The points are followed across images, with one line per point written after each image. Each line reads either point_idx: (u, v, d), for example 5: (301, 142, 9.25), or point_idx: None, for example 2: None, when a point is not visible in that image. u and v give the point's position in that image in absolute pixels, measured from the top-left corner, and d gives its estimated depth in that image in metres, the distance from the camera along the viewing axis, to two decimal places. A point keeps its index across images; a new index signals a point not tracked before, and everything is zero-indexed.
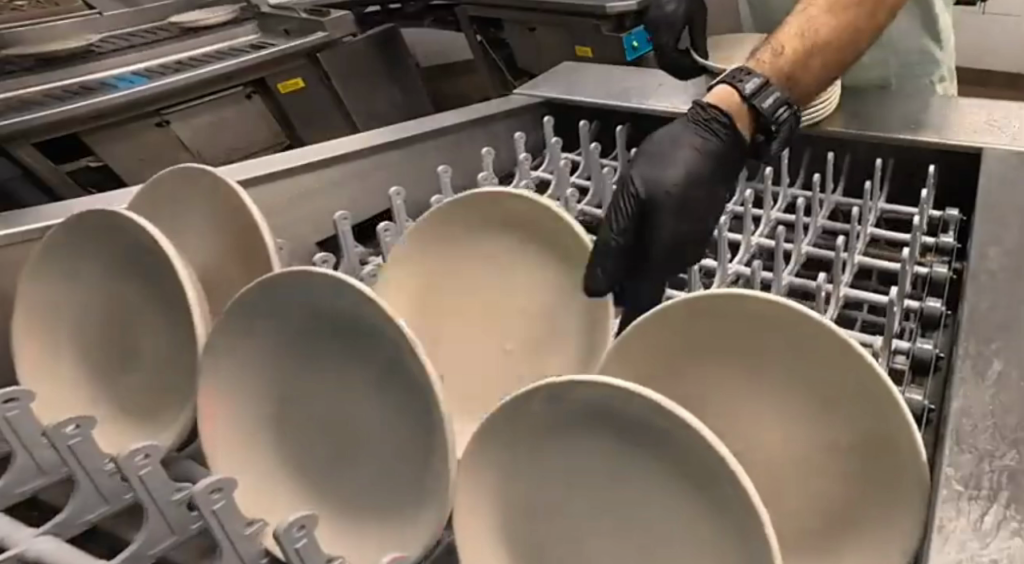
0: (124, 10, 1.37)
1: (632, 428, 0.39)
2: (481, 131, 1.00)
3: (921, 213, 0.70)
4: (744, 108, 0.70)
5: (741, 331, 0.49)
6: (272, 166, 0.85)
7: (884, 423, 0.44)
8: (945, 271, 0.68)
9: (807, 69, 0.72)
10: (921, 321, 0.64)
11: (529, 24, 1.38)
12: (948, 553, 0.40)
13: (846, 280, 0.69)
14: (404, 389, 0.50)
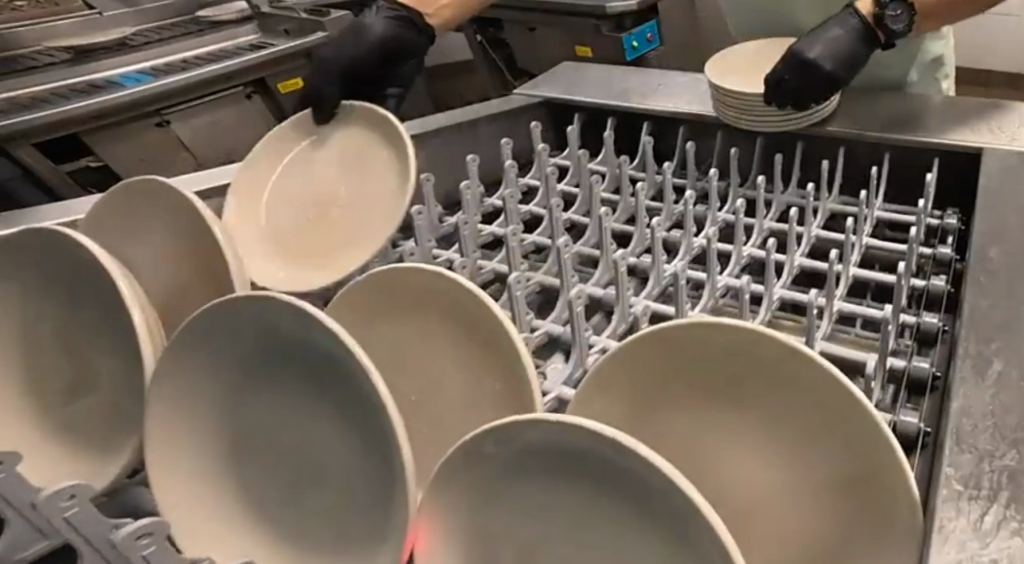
0: (124, 11, 1.35)
1: (593, 463, 0.38)
2: (482, 131, 1.01)
3: (920, 223, 0.69)
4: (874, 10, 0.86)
5: (716, 360, 0.46)
6: None
7: (870, 455, 0.42)
8: (943, 284, 0.68)
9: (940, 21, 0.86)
10: (917, 337, 0.63)
11: (528, 24, 1.39)
12: (948, 553, 0.41)
13: (840, 294, 0.68)
14: (358, 416, 0.49)
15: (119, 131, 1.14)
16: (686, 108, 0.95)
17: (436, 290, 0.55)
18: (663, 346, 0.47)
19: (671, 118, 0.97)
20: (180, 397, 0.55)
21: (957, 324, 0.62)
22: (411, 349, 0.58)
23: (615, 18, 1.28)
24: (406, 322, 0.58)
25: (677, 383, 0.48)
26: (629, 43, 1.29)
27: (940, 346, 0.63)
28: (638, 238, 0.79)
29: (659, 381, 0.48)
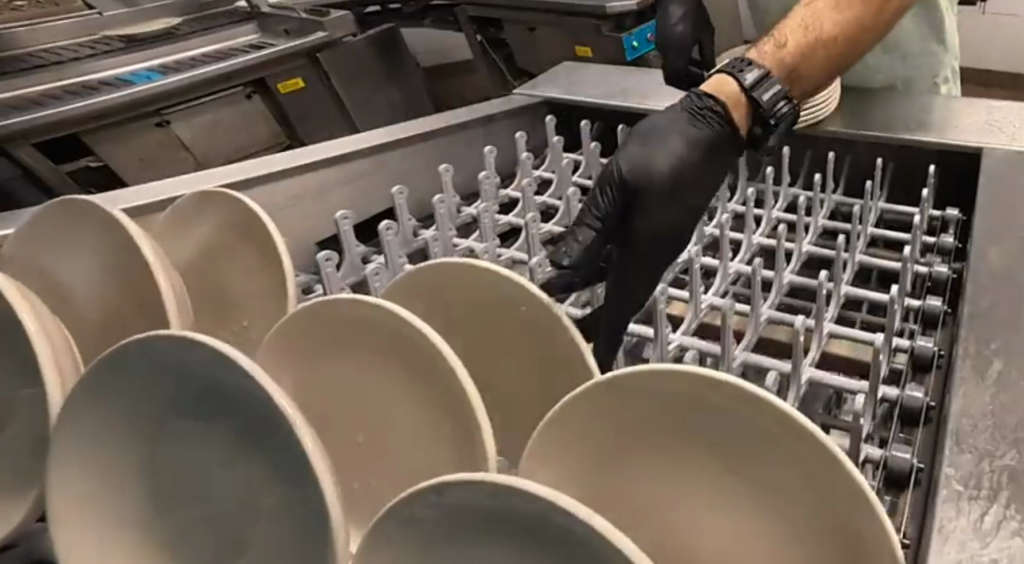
0: (124, 10, 1.36)
1: (531, 531, 0.32)
2: (481, 131, 1.01)
3: (922, 213, 0.71)
4: (743, 98, 0.72)
5: (675, 419, 0.36)
6: (270, 166, 0.85)
7: (854, 506, 0.33)
8: (939, 305, 0.66)
9: (811, 61, 0.73)
10: (912, 362, 0.61)
11: (529, 24, 1.39)
12: (948, 553, 0.41)
13: (847, 279, 0.70)
14: (265, 466, 0.42)
15: (120, 131, 1.15)
16: None
17: (358, 321, 0.48)
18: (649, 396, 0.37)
19: None
20: (81, 451, 0.49)
21: (954, 349, 0.60)
22: (345, 387, 0.49)
23: (615, 18, 1.28)
24: (337, 358, 0.50)
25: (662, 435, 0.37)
26: (629, 43, 1.30)
27: (935, 371, 0.61)
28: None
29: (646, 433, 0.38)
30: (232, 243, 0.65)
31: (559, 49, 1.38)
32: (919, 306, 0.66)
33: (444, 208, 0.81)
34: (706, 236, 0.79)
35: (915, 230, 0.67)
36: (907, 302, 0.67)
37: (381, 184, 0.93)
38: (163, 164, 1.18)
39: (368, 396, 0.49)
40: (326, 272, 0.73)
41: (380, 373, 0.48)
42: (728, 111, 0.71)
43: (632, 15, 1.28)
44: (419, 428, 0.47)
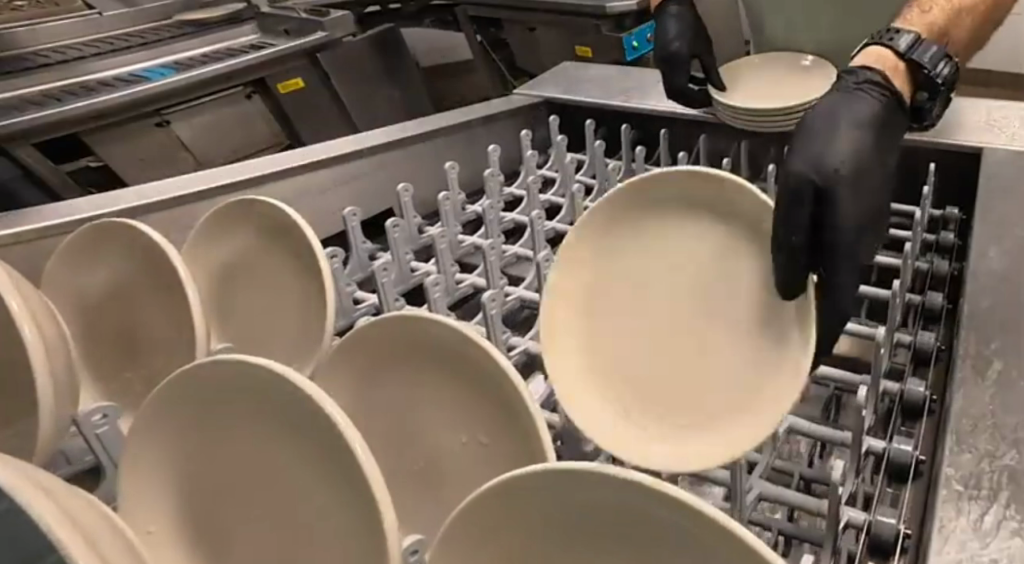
0: (123, 10, 1.36)
1: None
2: (481, 131, 1.01)
3: (916, 238, 0.68)
4: (901, 67, 0.63)
5: (609, 520, 0.34)
6: (268, 168, 0.85)
7: None
8: (932, 341, 0.62)
9: (956, 28, 0.66)
10: (902, 408, 0.58)
11: (529, 24, 1.39)
12: (947, 553, 0.41)
13: (854, 281, 0.70)
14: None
15: (120, 131, 1.15)
16: (683, 110, 0.96)
17: (264, 387, 0.44)
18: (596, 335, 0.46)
19: (671, 118, 0.97)
20: None
21: (946, 394, 0.56)
22: (248, 456, 0.46)
23: (615, 18, 1.28)
24: (240, 423, 0.46)
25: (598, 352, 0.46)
26: (629, 43, 1.30)
27: (925, 417, 0.58)
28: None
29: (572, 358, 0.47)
30: (166, 273, 0.64)
31: (559, 48, 1.38)
32: (911, 338, 0.63)
33: (401, 230, 0.78)
34: None
35: (905, 262, 0.64)
36: (898, 336, 0.63)
37: (381, 184, 0.93)
38: (164, 163, 1.18)
39: (258, 467, 0.46)
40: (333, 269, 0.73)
41: (284, 446, 0.44)
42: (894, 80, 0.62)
43: (632, 15, 1.28)
44: (317, 509, 0.43)
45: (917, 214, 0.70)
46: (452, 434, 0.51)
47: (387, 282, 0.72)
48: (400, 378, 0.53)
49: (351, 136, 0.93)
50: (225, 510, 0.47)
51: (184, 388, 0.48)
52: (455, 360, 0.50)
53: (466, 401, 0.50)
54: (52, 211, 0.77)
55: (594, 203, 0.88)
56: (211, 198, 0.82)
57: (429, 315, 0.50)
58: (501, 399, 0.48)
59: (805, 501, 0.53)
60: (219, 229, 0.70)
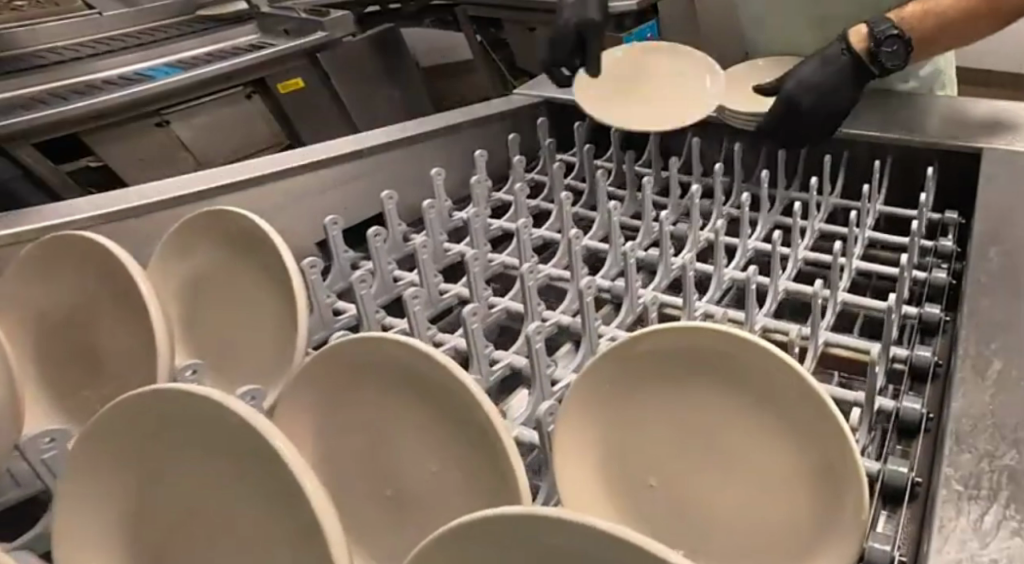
0: (124, 10, 1.36)
1: None
2: (482, 131, 1.01)
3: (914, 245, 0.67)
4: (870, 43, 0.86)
5: None
6: (269, 167, 0.86)
7: None
8: (929, 356, 0.60)
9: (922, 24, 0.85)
10: (897, 427, 0.56)
11: (529, 24, 1.39)
12: (947, 553, 0.41)
13: (844, 286, 0.69)
14: None
15: (122, 131, 1.15)
16: (683, 110, 0.96)
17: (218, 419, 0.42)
18: (630, 344, 0.46)
19: (672, 118, 0.97)
20: None
21: (944, 410, 0.55)
22: (208, 484, 0.45)
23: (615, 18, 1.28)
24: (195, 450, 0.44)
25: (635, 365, 0.47)
26: (629, 43, 1.30)
27: (922, 437, 0.55)
28: (644, 232, 0.79)
29: (616, 371, 0.48)
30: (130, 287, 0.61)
31: None
32: (907, 352, 0.62)
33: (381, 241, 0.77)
34: (702, 241, 0.78)
35: (903, 274, 0.63)
36: (894, 351, 0.61)
37: (382, 184, 0.93)
38: (164, 163, 1.18)
39: (218, 499, 0.44)
40: (310, 279, 0.73)
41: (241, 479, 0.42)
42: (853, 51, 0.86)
43: (632, 15, 1.28)
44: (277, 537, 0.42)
45: (913, 222, 0.70)
46: (421, 462, 0.48)
47: (365, 294, 0.70)
48: (369, 404, 0.50)
49: (348, 137, 0.93)
50: (189, 539, 0.46)
51: (134, 417, 0.46)
52: (427, 387, 0.47)
53: (437, 428, 0.47)
54: (49, 212, 0.77)
55: (588, 208, 0.87)
56: (211, 198, 0.82)
57: (394, 337, 0.48)
58: (470, 428, 0.45)
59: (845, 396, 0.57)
60: (187, 242, 0.68)
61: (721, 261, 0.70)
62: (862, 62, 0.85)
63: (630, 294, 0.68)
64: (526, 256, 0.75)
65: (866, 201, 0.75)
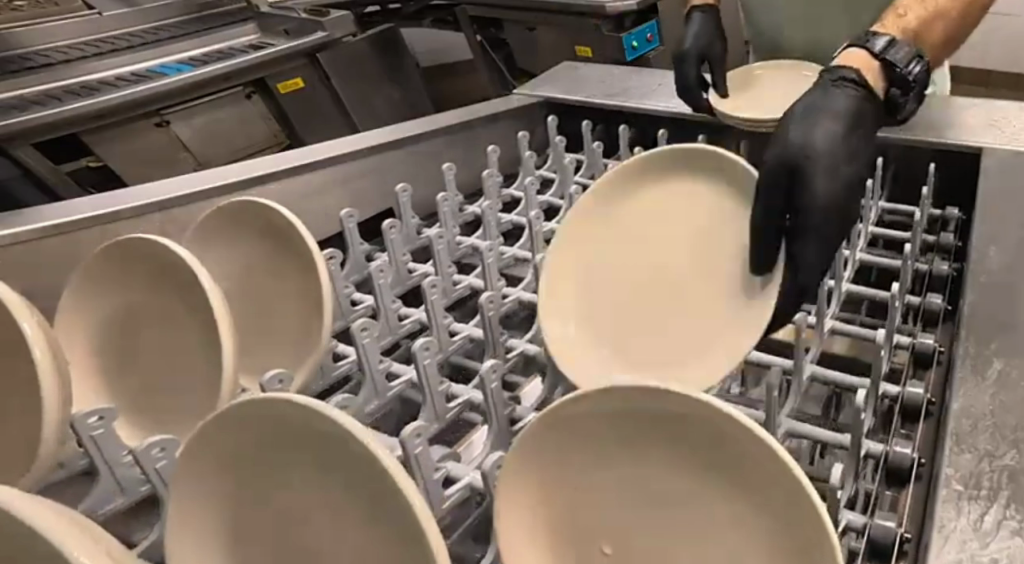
0: (124, 10, 1.35)
1: None
2: (482, 131, 1.01)
3: (906, 272, 0.64)
4: (874, 63, 0.72)
5: None
6: (266, 168, 0.86)
7: None
8: (923, 394, 0.58)
9: (931, 29, 0.75)
10: (886, 470, 0.54)
11: (528, 24, 1.40)
12: (948, 553, 0.41)
13: (833, 313, 0.67)
14: None
15: (123, 131, 1.15)
16: (684, 109, 0.96)
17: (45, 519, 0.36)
18: (557, 409, 0.42)
19: (671, 118, 0.98)
20: None
21: (936, 457, 0.52)
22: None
23: (615, 18, 1.28)
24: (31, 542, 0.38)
25: (570, 429, 0.42)
26: (629, 43, 1.30)
27: (914, 483, 0.53)
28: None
29: (552, 436, 0.43)
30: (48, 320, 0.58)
31: (559, 48, 1.38)
32: (899, 389, 0.58)
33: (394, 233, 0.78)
34: None
35: (893, 302, 0.58)
36: (885, 388, 0.58)
37: (382, 182, 0.93)
38: (163, 164, 1.19)
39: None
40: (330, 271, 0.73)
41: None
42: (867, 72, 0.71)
43: (631, 15, 1.28)
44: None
45: (905, 244, 0.66)
46: (338, 533, 0.41)
47: (382, 284, 0.71)
48: (281, 467, 0.43)
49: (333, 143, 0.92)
50: None
51: None
52: (335, 453, 0.40)
53: (351, 497, 0.41)
54: (45, 212, 0.77)
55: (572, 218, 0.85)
56: (210, 198, 0.82)
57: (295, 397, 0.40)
58: (390, 506, 0.39)
59: (829, 435, 0.56)
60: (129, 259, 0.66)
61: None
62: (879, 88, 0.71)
63: None
64: (495, 281, 0.74)
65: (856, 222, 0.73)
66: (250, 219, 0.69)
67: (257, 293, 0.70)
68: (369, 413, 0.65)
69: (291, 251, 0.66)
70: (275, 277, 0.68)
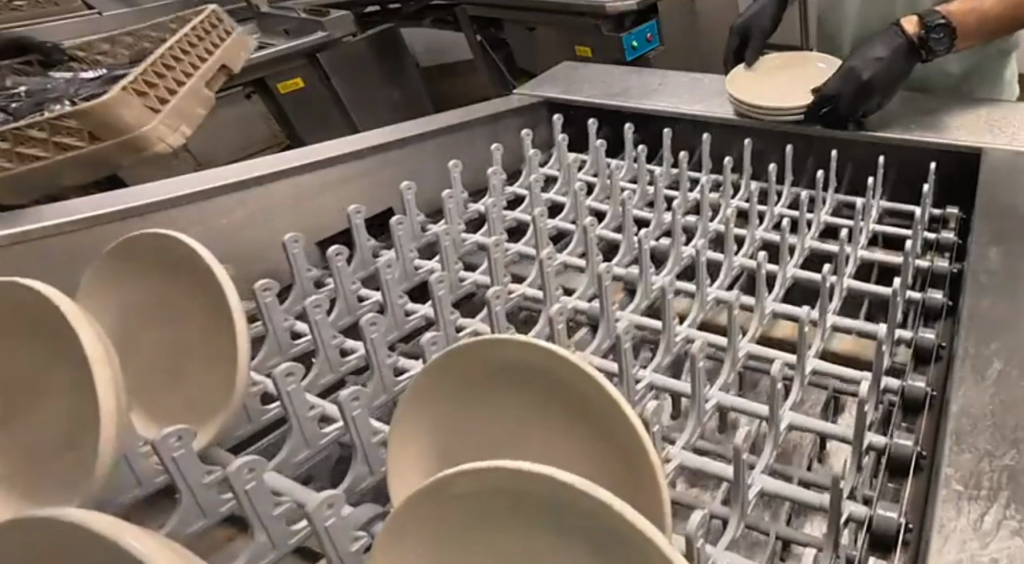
0: (123, 10, 1.35)
1: None
2: (481, 131, 1.01)
3: (893, 299, 0.61)
4: (919, 32, 0.91)
5: None
6: (267, 168, 0.86)
7: None
8: (910, 445, 0.54)
9: (973, 28, 0.90)
10: (871, 537, 0.50)
11: (528, 24, 1.40)
12: (948, 553, 0.41)
13: (813, 351, 0.63)
14: None
15: None
16: (689, 107, 0.96)
17: None
18: (446, 478, 0.36)
19: (675, 117, 0.97)
20: None
21: (924, 520, 0.49)
22: None
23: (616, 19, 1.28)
24: None
25: (459, 507, 0.36)
26: (629, 43, 1.30)
27: (900, 549, 0.49)
28: (588, 279, 0.74)
29: (437, 513, 0.37)
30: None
31: (559, 48, 1.38)
32: (883, 439, 0.55)
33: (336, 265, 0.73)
34: (683, 258, 0.76)
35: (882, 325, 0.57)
36: (870, 439, 0.54)
37: (382, 182, 0.93)
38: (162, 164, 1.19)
39: None
40: (263, 304, 0.68)
41: None
42: (910, 34, 0.90)
43: (632, 15, 1.29)
44: None
45: (903, 253, 0.65)
46: None
47: (319, 320, 0.67)
48: None
49: (335, 142, 0.92)
50: None
51: None
52: None
53: None
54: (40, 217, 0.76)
55: (568, 222, 0.84)
56: (208, 195, 0.82)
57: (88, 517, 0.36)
58: None
59: (806, 495, 0.51)
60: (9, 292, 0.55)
61: (669, 320, 0.64)
62: (913, 46, 0.90)
63: (606, 318, 0.67)
64: (446, 315, 0.69)
65: (859, 217, 0.74)
66: (167, 260, 0.60)
67: (156, 336, 0.62)
68: (298, 464, 0.61)
69: (212, 306, 0.58)
70: (198, 330, 0.59)
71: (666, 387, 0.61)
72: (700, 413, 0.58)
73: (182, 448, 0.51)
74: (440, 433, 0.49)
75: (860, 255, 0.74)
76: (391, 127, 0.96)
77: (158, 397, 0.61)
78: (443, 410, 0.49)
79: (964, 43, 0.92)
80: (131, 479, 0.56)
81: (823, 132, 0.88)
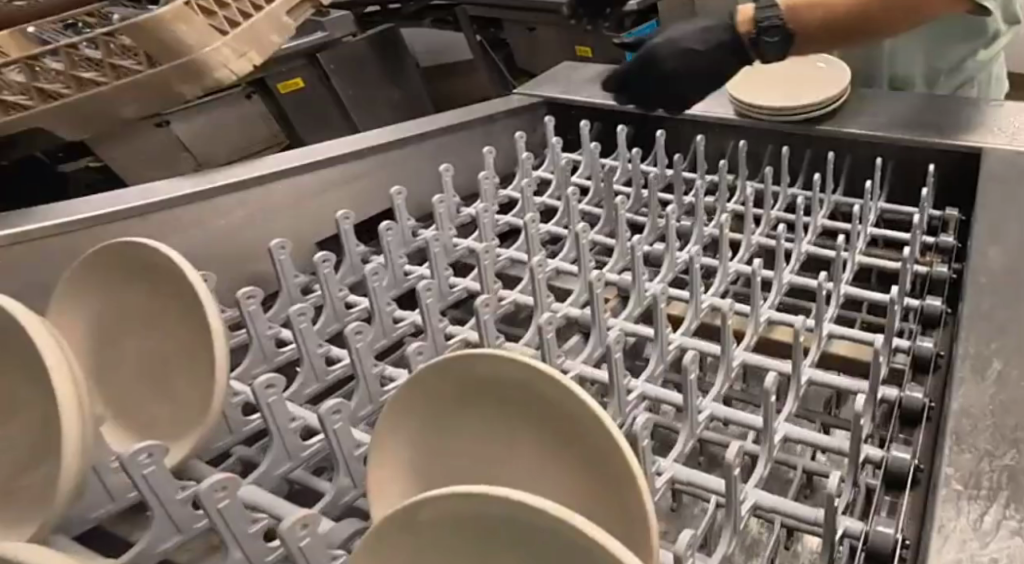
0: None
1: None
2: (481, 131, 1.02)
3: (906, 272, 0.64)
4: (751, 25, 0.87)
5: None
6: (268, 169, 0.86)
7: None
8: (907, 458, 0.51)
9: (812, 31, 0.84)
10: (866, 554, 0.48)
11: (528, 25, 1.41)
12: (948, 552, 0.42)
13: (831, 315, 0.66)
14: None
15: None
16: (690, 105, 0.98)
17: None
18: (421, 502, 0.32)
19: (670, 116, 0.99)
20: None
21: (921, 538, 0.47)
22: None
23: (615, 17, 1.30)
24: None
25: (437, 533, 0.33)
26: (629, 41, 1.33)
27: None
28: (618, 254, 0.72)
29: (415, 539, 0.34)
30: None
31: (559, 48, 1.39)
32: (897, 393, 0.57)
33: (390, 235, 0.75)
34: (705, 236, 0.75)
35: (894, 305, 0.58)
36: (867, 451, 0.53)
37: (383, 183, 0.93)
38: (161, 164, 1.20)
39: None
40: (247, 311, 0.64)
41: None
42: (740, 29, 0.88)
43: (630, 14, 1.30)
44: None
45: (906, 246, 0.66)
46: None
47: (377, 287, 0.67)
48: None
49: (336, 142, 0.93)
50: None
51: None
52: None
53: None
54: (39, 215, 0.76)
55: (592, 205, 0.85)
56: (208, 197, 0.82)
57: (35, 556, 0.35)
58: None
59: (826, 440, 0.53)
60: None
61: (697, 288, 0.64)
62: (743, 42, 0.88)
63: (597, 327, 0.61)
64: (490, 283, 0.69)
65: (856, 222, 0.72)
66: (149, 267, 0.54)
67: (142, 343, 0.56)
68: (280, 476, 0.56)
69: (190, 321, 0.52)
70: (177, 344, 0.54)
71: (700, 348, 0.61)
72: (694, 427, 0.54)
73: (152, 464, 0.48)
74: (416, 456, 0.43)
75: (871, 232, 0.77)
76: (391, 127, 0.96)
77: (133, 407, 0.57)
78: (422, 429, 0.43)
79: (812, 46, 0.86)
80: (103, 495, 0.52)
81: (824, 126, 0.89)
